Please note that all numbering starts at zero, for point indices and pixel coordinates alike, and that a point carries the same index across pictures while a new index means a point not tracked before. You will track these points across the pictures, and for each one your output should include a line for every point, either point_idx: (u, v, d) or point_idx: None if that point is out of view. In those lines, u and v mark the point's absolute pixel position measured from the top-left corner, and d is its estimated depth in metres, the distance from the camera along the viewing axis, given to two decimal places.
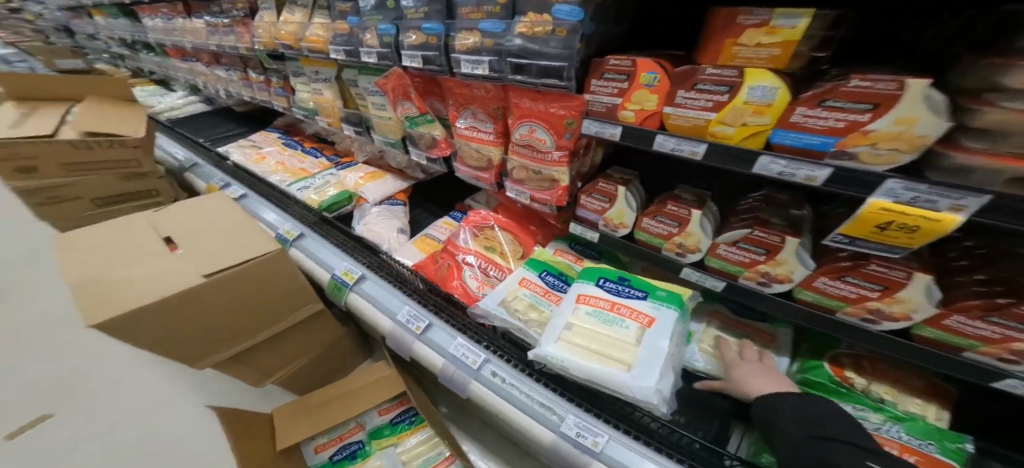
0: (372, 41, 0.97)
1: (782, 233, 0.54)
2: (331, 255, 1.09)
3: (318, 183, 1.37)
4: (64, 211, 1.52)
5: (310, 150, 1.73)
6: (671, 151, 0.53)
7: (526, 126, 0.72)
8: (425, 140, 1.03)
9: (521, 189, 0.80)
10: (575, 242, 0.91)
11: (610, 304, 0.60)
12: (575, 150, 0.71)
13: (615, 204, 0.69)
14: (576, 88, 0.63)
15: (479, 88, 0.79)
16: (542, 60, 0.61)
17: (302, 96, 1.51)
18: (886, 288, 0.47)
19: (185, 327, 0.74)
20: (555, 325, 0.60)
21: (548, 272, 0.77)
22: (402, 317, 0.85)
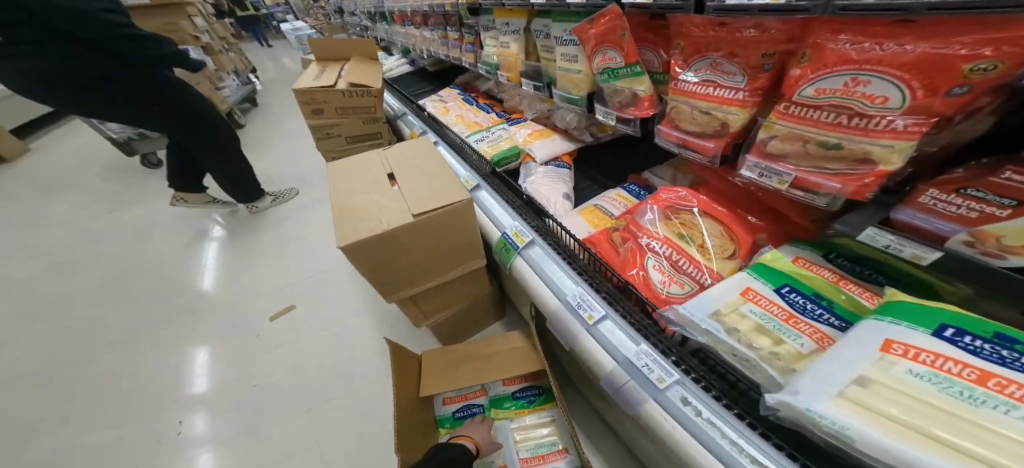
0: None
1: None
2: (501, 213, 1.09)
3: (492, 136, 1.41)
4: (331, 144, 1.98)
5: (484, 106, 1.79)
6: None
7: (846, 76, 0.45)
8: (621, 96, 0.88)
9: (782, 167, 0.54)
10: (835, 254, 0.63)
11: (976, 375, 0.38)
12: (947, 119, 0.41)
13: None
14: None
15: (749, 25, 0.56)
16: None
17: (489, 51, 1.54)
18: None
19: (396, 256, 0.88)
20: (832, 365, 0.44)
21: (791, 288, 0.58)
22: (574, 302, 0.78)
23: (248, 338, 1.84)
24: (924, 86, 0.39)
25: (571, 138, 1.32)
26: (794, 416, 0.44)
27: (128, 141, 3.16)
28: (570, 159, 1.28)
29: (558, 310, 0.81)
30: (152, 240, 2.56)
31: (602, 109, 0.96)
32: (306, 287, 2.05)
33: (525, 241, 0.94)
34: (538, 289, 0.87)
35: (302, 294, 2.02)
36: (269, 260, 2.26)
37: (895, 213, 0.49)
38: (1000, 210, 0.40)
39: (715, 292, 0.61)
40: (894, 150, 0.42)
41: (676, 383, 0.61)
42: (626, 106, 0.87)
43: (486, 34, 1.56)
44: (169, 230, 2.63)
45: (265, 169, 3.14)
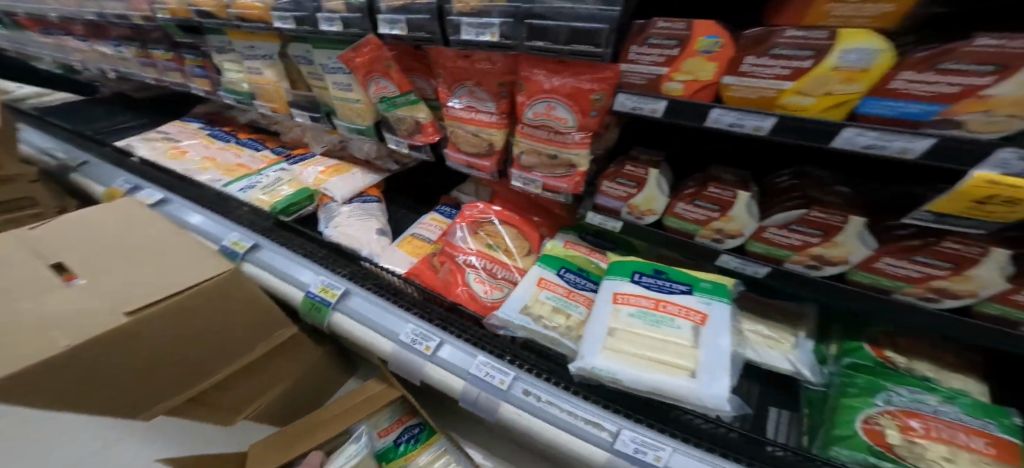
0: (336, 5, 0.77)
1: (843, 213, 0.51)
2: (293, 271, 0.90)
3: (267, 181, 1.14)
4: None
5: (246, 142, 1.45)
6: (632, 111, 0.56)
7: (543, 103, 0.64)
8: (404, 125, 0.88)
9: (531, 176, 0.73)
10: (585, 234, 0.88)
11: (655, 302, 0.58)
12: (600, 131, 0.65)
13: (644, 189, 0.66)
14: (611, 58, 0.55)
15: (484, 60, 0.68)
16: (576, 21, 0.52)
17: (233, 77, 1.25)
18: (958, 267, 0.43)
19: (107, 381, 0.57)
20: (595, 330, 0.56)
21: (567, 269, 0.74)
22: (408, 339, 0.71)
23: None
24: (580, 111, 0.61)
25: (376, 169, 1.22)
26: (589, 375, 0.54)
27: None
28: (378, 191, 1.19)
29: (394, 352, 0.72)
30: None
31: (393, 138, 0.94)
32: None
33: (337, 294, 0.81)
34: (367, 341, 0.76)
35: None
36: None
37: (600, 201, 0.71)
38: (633, 188, 0.66)
39: (521, 291, 0.69)
40: (582, 155, 0.65)
41: (517, 379, 0.62)
42: (413, 133, 0.87)
43: (222, 56, 1.26)
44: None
45: None
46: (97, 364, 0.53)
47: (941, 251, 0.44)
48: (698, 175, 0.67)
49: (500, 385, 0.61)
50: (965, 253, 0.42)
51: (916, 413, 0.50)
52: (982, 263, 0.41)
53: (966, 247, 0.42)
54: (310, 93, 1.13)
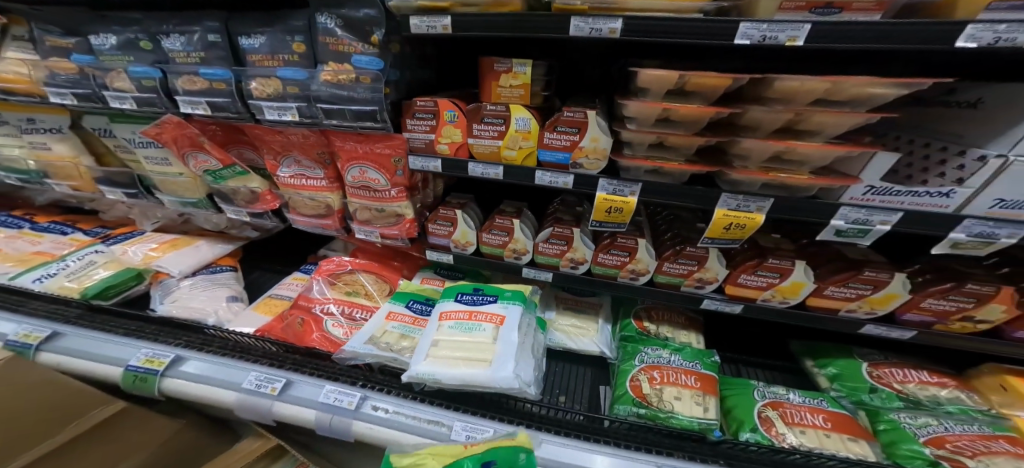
0: (122, 84, 0.76)
1: (570, 227, 0.75)
2: (127, 357, 0.85)
3: (74, 267, 1.01)
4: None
5: (48, 225, 1.24)
6: (421, 168, 0.71)
7: (357, 167, 0.75)
8: (241, 194, 0.90)
9: (370, 229, 0.83)
10: (438, 268, 1.02)
11: (469, 314, 0.74)
12: (413, 185, 0.79)
13: (457, 226, 0.81)
14: (393, 128, 0.69)
15: (295, 134, 0.77)
16: (353, 106, 0.64)
17: (10, 153, 1.08)
18: (630, 253, 0.71)
19: None
20: (424, 345, 0.70)
21: (416, 300, 0.87)
22: (252, 386, 0.75)
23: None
24: (390, 172, 0.74)
25: (230, 238, 1.18)
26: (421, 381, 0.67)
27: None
28: (234, 260, 1.15)
29: (237, 401, 0.75)
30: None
31: (231, 207, 0.94)
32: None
33: (166, 362, 0.80)
34: (209, 400, 0.77)
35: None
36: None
37: (433, 241, 0.86)
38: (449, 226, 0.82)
39: (370, 325, 0.79)
40: (405, 206, 0.78)
41: (365, 398, 0.72)
42: (251, 202, 0.90)
43: None
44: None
45: None
46: None
47: (620, 245, 0.72)
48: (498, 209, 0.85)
49: (346, 406, 0.70)
50: (629, 244, 0.72)
51: (658, 365, 0.72)
52: (638, 249, 0.71)
53: (627, 240, 0.72)
54: (123, 168, 1.05)
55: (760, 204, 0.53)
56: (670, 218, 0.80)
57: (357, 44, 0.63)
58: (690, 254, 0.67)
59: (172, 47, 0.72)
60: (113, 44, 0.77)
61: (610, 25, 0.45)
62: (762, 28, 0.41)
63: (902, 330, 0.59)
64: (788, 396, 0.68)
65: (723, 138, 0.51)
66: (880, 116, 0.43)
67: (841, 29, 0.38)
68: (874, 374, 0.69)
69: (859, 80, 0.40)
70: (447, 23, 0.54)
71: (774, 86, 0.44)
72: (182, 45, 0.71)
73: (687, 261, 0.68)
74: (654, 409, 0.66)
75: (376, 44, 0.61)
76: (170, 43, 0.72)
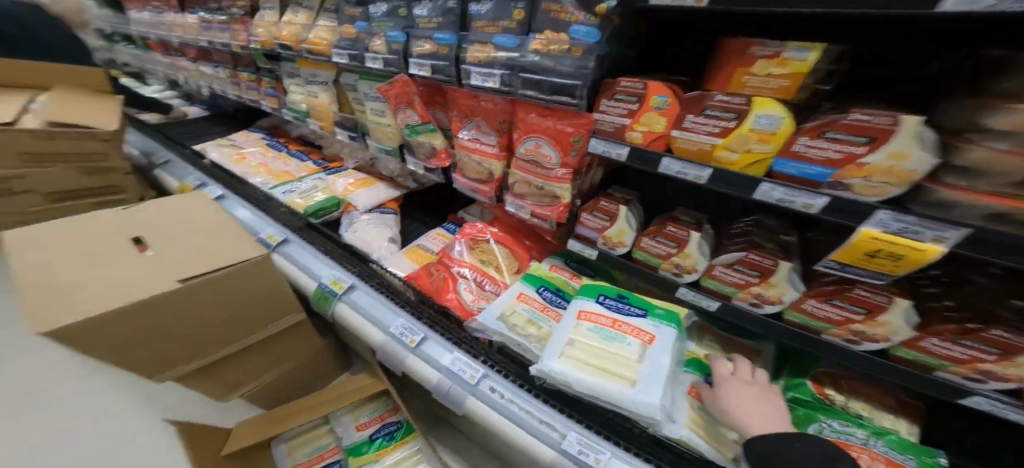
0: (378, 46, 0.93)
1: (776, 257, 0.57)
2: (315, 263, 1.03)
3: (305, 187, 1.31)
4: (16, 204, 1.39)
5: (294, 153, 1.68)
6: (602, 154, 0.63)
7: (533, 140, 0.72)
8: (423, 149, 1.02)
9: (523, 203, 0.80)
10: (569, 259, 0.94)
11: (611, 321, 0.62)
12: (582, 168, 0.72)
13: (615, 223, 0.71)
14: (586, 107, 0.63)
15: (487, 100, 0.80)
16: (556, 77, 0.62)
17: (296, 98, 1.48)
18: (869, 311, 0.50)
19: (153, 332, 0.68)
20: (557, 340, 0.61)
21: (546, 288, 0.81)
22: (397, 332, 0.81)
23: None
24: (566, 152, 0.68)
25: (398, 186, 1.38)
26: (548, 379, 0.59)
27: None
28: (396, 204, 1.33)
29: (383, 342, 0.83)
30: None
31: (413, 159, 1.08)
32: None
33: (344, 286, 0.93)
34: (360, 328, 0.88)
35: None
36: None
37: (576, 230, 0.79)
38: (607, 222, 0.72)
39: (500, 302, 0.76)
40: (565, 190, 0.72)
41: (485, 376, 0.72)
42: (428, 157, 1.01)
43: (291, 80, 1.51)
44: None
45: None
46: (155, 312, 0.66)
47: (854, 297, 0.51)
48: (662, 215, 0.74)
49: (469, 379, 0.71)
50: (874, 300, 0.50)
51: (846, 444, 0.54)
52: (888, 311, 0.49)
53: (873, 294, 0.50)
54: (353, 116, 1.33)
55: None
56: (950, 286, 0.53)
57: (579, 13, 0.59)
58: (993, 340, 0.42)
59: (420, 14, 0.84)
60: (383, 12, 0.95)
61: None
62: None
63: None
64: None
65: None
66: None
67: None
68: None
69: None
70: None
71: None
72: (428, 12, 0.81)
73: (978, 345, 0.43)
74: None
75: (600, 15, 0.56)
76: (420, 10, 0.84)
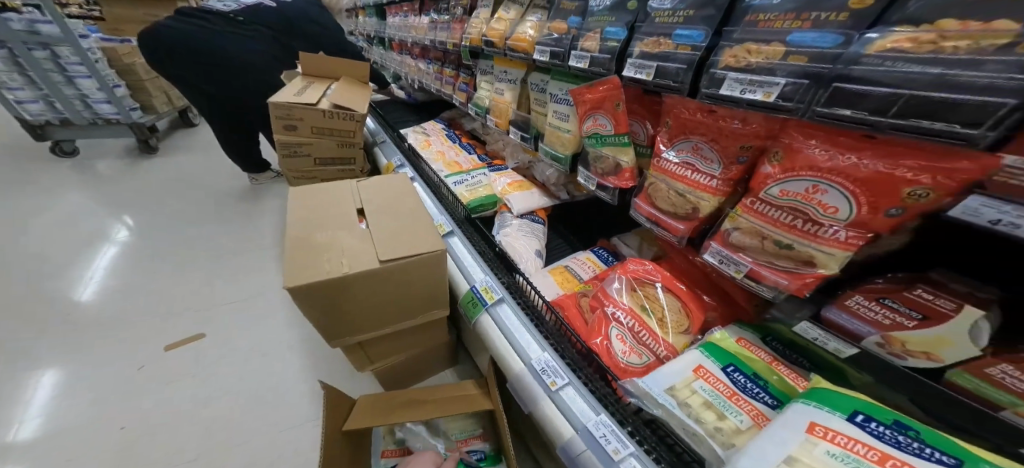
0: (590, 44, 0.85)
1: None
2: (470, 263, 1.05)
3: (472, 181, 1.38)
4: (297, 164, 1.90)
5: (465, 145, 1.82)
6: (988, 224, 0.35)
7: (810, 181, 0.46)
8: (605, 164, 0.90)
9: (739, 259, 0.55)
10: (771, 337, 0.66)
11: (878, 455, 0.40)
12: (886, 234, 0.44)
13: (937, 329, 0.42)
14: (983, 146, 0.32)
15: (728, 117, 0.59)
16: (938, 91, 0.32)
17: (483, 94, 1.59)
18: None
19: (351, 300, 0.76)
20: (766, 458, 0.44)
21: (734, 367, 0.60)
22: (538, 366, 0.74)
23: (125, 372, 1.40)
24: (869, 203, 0.42)
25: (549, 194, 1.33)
26: None
27: (45, 124, 2.81)
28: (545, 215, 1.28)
29: (520, 374, 0.76)
30: (23, 242, 2.05)
31: (584, 172, 0.98)
32: (221, 310, 1.66)
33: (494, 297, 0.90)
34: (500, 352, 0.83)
35: (211, 313, 1.63)
36: (176, 271, 1.87)
37: (826, 312, 0.53)
38: (908, 320, 0.44)
39: (669, 368, 0.61)
40: (834, 257, 0.45)
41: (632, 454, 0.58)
42: (608, 174, 0.89)
43: (483, 77, 1.61)
44: (57, 230, 2.14)
45: (202, 175, 2.77)
46: (357, 283, 0.73)
47: None
48: None
49: (613, 454, 0.58)
50: None
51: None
52: None
53: None
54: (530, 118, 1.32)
55: None
56: None
57: None
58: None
59: (657, 5, 0.70)
60: (605, 6, 0.85)
61: None
62: None
63: None
64: None
65: None
66: None
67: None
68: None
69: None
70: None
71: None
72: (673, 2, 0.66)
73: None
74: None
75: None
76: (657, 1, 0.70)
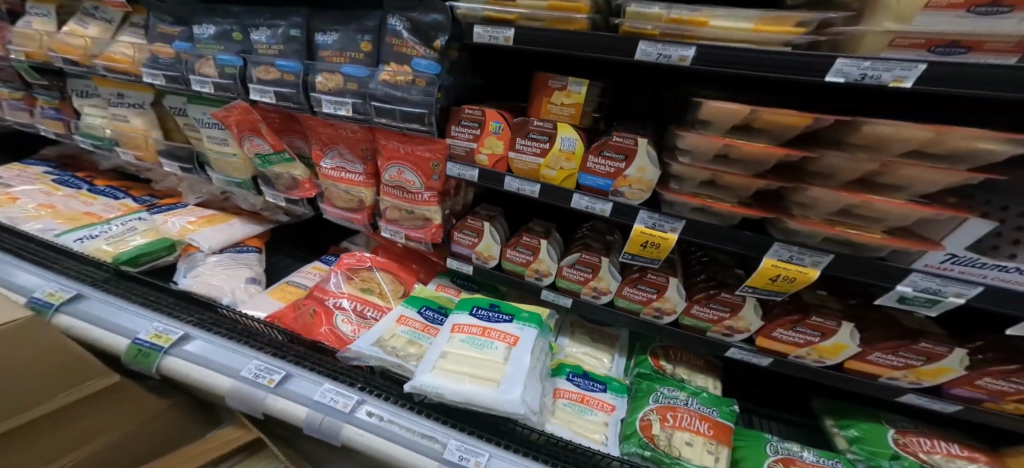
0: (207, 70, 0.84)
1: (599, 255, 0.72)
2: (107, 317, 0.69)
3: (116, 231, 1.03)
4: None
5: (103, 189, 1.38)
6: (457, 175, 0.71)
7: (395, 167, 0.76)
8: (283, 180, 0.94)
9: (396, 228, 0.83)
10: (456, 277, 1.01)
11: (481, 330, 0.74)
12: (446, 191, 0.78)
13: (483, 238, 0.80)
14: (437, 133, 0.70)
15: (345, 128, 0.80)
16: (404, 106, 0.67)
17: (94, 121, 1.21)
18: (659, 290, 0.68)
19: None
20: (432, 356, 0.69)
21: (428, 307, 0.85)
22: (249, 372, 0.65)
23: None
24: (422, 174, 0.74)
25: (262, 220, 1.20)
26: (422, 394, 0.66)
27: None
28: (260, 241, 1.16)
29: (229, 389, 0.64)
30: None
31: (271, 191, 0.98)
32: None
33: (172, 338, 0.66)
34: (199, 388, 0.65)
35: None
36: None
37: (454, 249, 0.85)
38: (475, 238, 0.81)
39: (378, 327, 0.78)
40: (432, 211, 0.78)
41: (362, 402, 0.67)
42: (290, 188, 0.94)
43: (83, 100, 1.22)
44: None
45: None
46: None
47: (649, 281, 0.68)
48: (524, 226, 0.84)
49: (342, 408, 0.64)
50: (659, 281, 0.68)
51: (672, 407, 0.74)
52: (668, 287, 0.67)
53: (658, 277, 0.68)
54: (186, 145, 1.14)
55: (817, 259, 0.46)
56: (707, 260, 0.75)
57: (419, 47, 0.66)
58: (725, 300, 0.63)
59: (258, 39, 0.79)
60: (210, 34, 0.86)
61: (896, 76, 0.35)
62: (863, 65, 0.36)
63: (946, 402, 0.56)
64: (801, 454, 0.69)
65: (788, 183, 0.44)
66: (986, 178, 0.35)
67: (969, 70, 0.32)
68: (898, 441, 0.67)
69: (965, 130, 0.32)
70: (688, 55, 0.44)
71: (863, 132, 0.38)
72: (267, 38, 0.78)
73: (718, 306, 0.64)
74: (660, 452, 0.67)
75: (437, 50, 0.64)
76: (257, 36, 0.80)
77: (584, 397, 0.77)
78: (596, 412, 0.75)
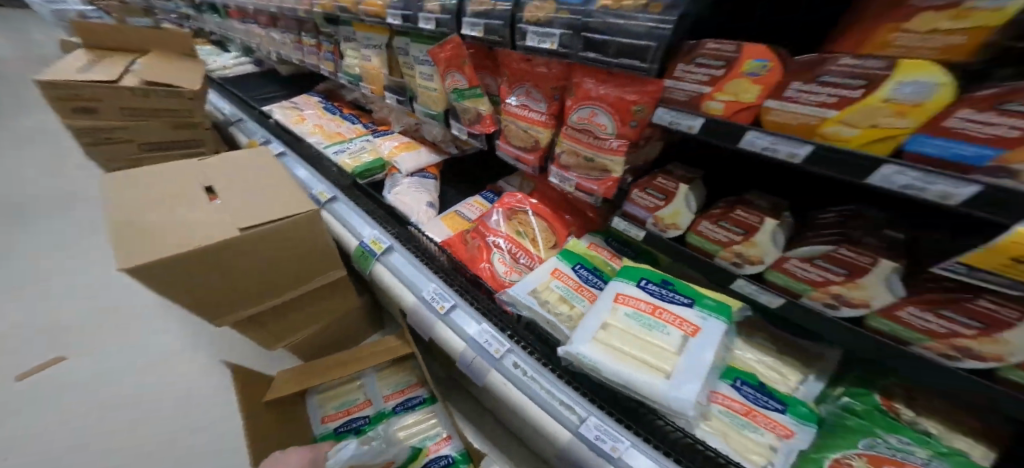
0: (433, 7, 0.89)
1: (872, 257, 0.48)
2: (355, 220, 1.08)
3: (355, 148, 1.32)
4: (117, 151, 1.61)
5: (346, 114, 1.75)
6: (761, 151, 0.45)
7: (588, 108, 0.66)
8: (469, 115, 0.99)
9: (567, 175, 0.75)
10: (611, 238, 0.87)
11: (652, 308, 0.62)
12: (637, 141, 0.66)
13: (672, 202, 0.66)
14: (657, 73, 0.55)
15: (544, 63, 0.73)
16: (624, 36, 0.54)
17: (348, 61, 1.48)
18: (990, 327, 0.38)
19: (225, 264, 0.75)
20: (590, 324, 0.63)
21: (582, 266, 0.77)
22: (427, 296, 0.84)
23: None
24: (621, 119, 0.62)
25: (439, 151, 1.35)
26: (574, 362, 0.62)
27: None
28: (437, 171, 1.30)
29: (415, 303, 0.86)
30: None
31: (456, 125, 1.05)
32: (85, 347, 1.44)
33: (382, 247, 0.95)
34: (393, 289, 0.90)
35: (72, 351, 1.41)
36: (3, 315, 1.55)
37: (628, 208, 0.72)
38: (660, 200, 0.67)
39: (533, 276, 0.75)
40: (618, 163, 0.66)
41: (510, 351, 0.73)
42: (474, 123, 0.97)
43: (346, 44, 1.49)
44: None
45: None
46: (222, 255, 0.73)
47: (973, 309, 0.40)
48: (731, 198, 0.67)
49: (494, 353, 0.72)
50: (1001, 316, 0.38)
51: (894, 461, 0.48)
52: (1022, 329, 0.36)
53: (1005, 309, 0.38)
54: (401, 80, 1.31)
55: None
56: None
57: None
58: (979, 309, 0.39)
59: None
60: None
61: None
62: None
63: None
64: None
65: None
66: None
67: None
68: None
69: None
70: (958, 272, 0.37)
71: None
72: None
73: (963, 320, 0.40)
74: None
75: None
76: None
77: (751, 412, 0.58)
78: (762, 433, 0.56)
